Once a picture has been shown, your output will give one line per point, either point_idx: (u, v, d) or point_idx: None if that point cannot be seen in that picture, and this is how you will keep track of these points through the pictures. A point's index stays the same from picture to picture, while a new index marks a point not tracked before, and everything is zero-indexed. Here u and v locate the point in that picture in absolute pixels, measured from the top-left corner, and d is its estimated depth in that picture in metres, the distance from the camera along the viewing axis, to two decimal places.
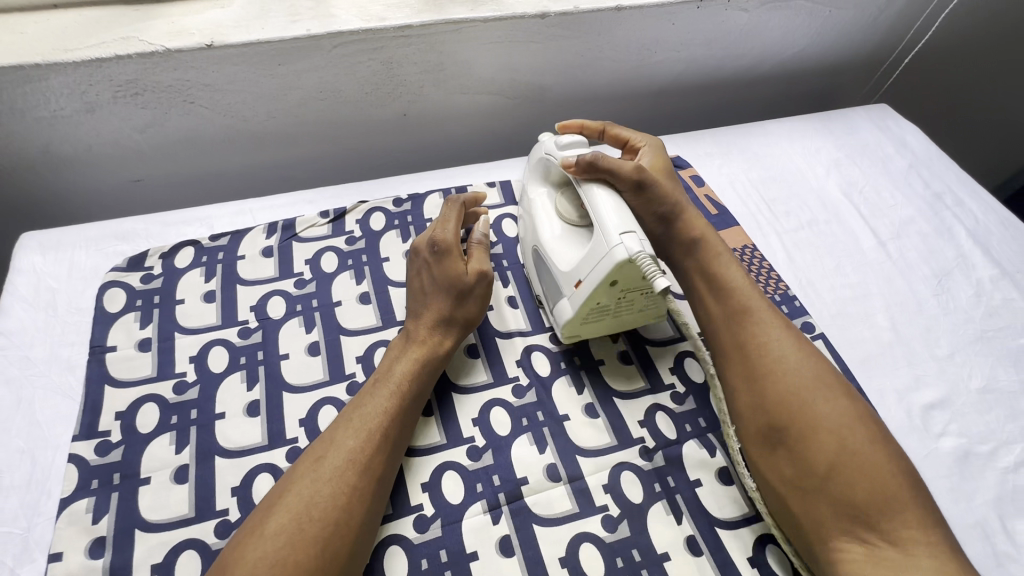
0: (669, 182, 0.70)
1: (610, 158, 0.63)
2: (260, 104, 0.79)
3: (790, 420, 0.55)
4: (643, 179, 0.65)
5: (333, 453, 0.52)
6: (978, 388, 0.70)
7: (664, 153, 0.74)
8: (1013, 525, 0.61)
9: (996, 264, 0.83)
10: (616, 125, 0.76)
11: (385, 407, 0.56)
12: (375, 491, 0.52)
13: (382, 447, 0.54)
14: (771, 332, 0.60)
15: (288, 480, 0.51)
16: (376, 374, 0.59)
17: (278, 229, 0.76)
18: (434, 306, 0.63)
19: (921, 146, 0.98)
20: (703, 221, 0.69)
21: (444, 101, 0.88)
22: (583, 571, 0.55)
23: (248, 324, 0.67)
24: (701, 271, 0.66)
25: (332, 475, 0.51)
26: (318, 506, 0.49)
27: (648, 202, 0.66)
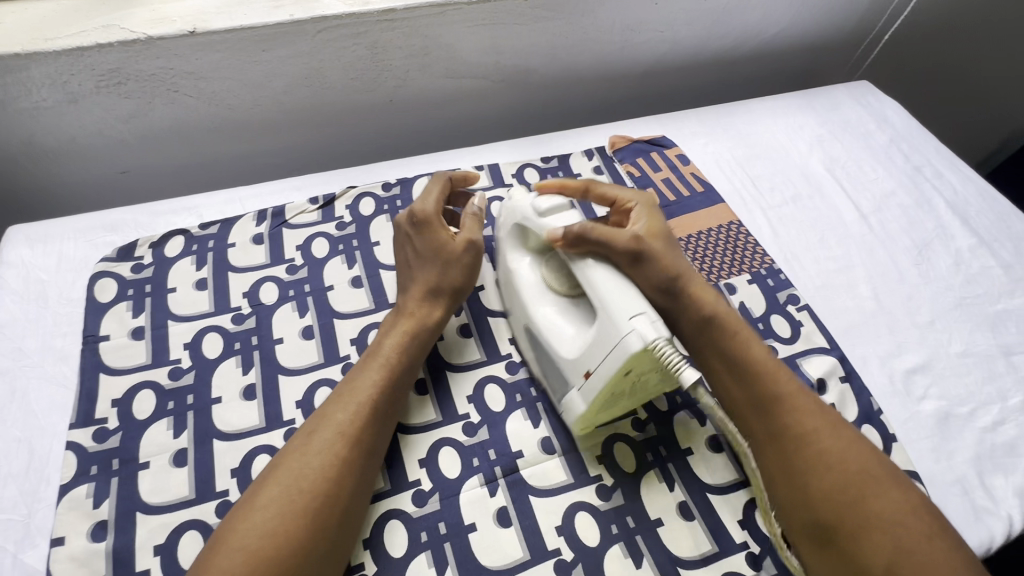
0: (670, 245, 0.62)
1: (601, 229, 0.57)
2: (245, 91, 0.79)
3: (839, 515, 0.51)
4: (639, 250, 0.59)
5: (324, 428, 0.53)
6: (958, 353, 0.73)
7: (658, 213, 0.65)
8: (991, 481, 0.63)
9: (975, 234, 0.85)
10: (597, 182, 0.66)
11: (376, 383, 0.57)
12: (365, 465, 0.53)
13: (372, 422, 0.55)
14: (809, 419, 0.56)
15: (281, 455, 0.52)
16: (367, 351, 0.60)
17: (267, 216, 0.76)
18: (418, 278, 0.63)
19: (901, 122, 1.00)
20: (713, 291, 0.63)
21: (429, 85, 0.88)
22: (579, 538, 0.56)
23: (241, 310, 0.68)
24: (720, 353, 0.60)
25: (323, 448, 0.51)
26: (310, 480, 0.50)
27: (649, 276, 0.60)
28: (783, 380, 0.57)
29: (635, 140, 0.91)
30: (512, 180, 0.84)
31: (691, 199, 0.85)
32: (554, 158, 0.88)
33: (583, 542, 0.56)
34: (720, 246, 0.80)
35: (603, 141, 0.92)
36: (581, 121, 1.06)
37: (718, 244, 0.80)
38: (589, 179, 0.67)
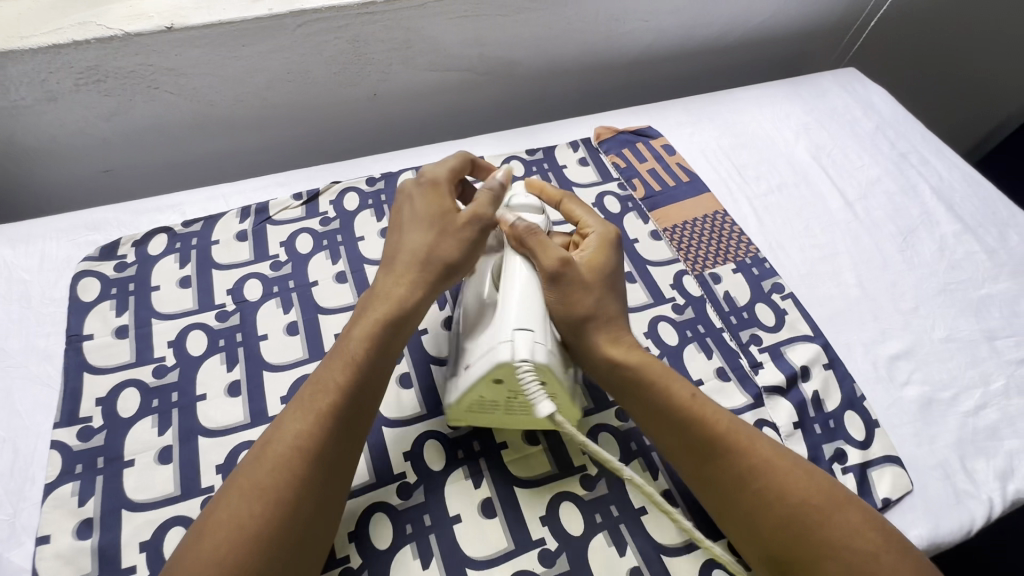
0: (598, 283, 0.58)
1: (540, 237, 0.56)
2: (227, 87, 0.78)
3: (791, 549, 0.48)
4: (563, 274, 0.55)
5: (279, 439, 0.48)
6: (941, 338, 0.73)
7: (612, 250, 0.61)
8: (973, 465, 0.63)
9: (959, 220, 0.85)
10: (574, 202, 0.64)
11: (338, 383, 0.51)
12: (326, 481, 0.48)
13: (332, 431, 0.49)
14: (742, 453, 0.52)
15: (235, 469, 0.48)
16: (339, 341, 0.54)
17: (251, 213, 0.76)
18: (411, 246, 0.57)
19: (888, 108, 1.00)
20: (627, 339, 0.58)
21: (413, 79, 0.87)
22: (563, 527, 0.57)
23: (225, 307, 0.68)
24: (638, 397, 0.55)
25: (276, 462, 0.47)
26: (261, 499, 0.45)
27: (563, 306, 0.55)
28: (707, 417, 0.53)
29: (620, 131, 0.90)
30: None
31: (676, 189, 0.85)
32: (539, 150, 0.87)
33: (567, 532, 0.56)
34: (705, 235, 0.80)
35: (589, 132, 0.92)
36: (568, 113, 1.05)
37: (704, 233, 0.80)
38: (567, 194, 0.65)
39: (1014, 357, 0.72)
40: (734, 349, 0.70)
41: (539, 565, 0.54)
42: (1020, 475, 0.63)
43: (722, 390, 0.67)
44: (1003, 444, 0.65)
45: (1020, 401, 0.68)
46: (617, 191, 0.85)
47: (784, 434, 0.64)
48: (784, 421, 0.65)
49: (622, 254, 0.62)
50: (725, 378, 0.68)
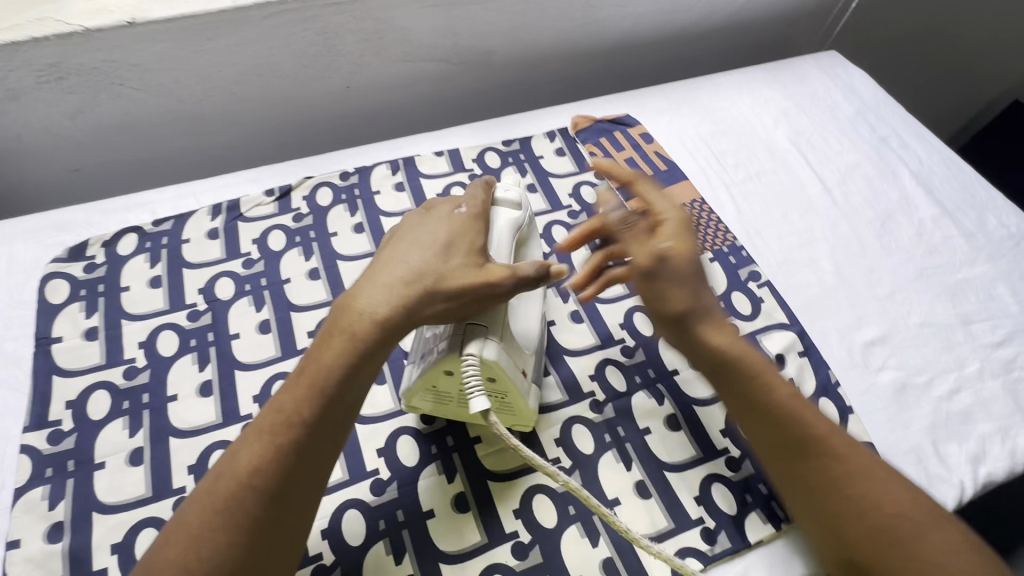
0: (694, 272, 0.58)
1: (636, 234, 0.60)
2: (195, 82, 0.77)
3: (878, 553, 0.46)
4: (659, 265, 0.58)
5: (233, 473, 0.46)
6: (917, 323, 0.73)
7: (689, 232, 0.60)
8: (946, 450, 0.64)
9: (938, 204, 0.85)
10: (645, 181, 0.64)
11: (300, 415, 0.48)
12: (283, 520, 0.46)
13: (289, 468, 0.47)
14: (838, 457, 0.50)
15: (190, 500, 0.46)
16: (307, 361, 0.50)
17: (222, 210, 0.75)
18: (417, 263, 0.52)
19: (869, 92, 0.99)
20: (729, 327, 0.58)
21: (387, 70, 0.86)
22: (536, 520, 0.57)
23: (196, 307, 0.67)
24: (733, 390, 0.55)
25: (228, 499, 0.45)
26: (211, 541, 0.43)
27: (659, 296, 0.58)
28: (808, 416, 0.52)
29: (597, 120, 0.90)
30: (472, 165, 0.83)
31: (654, 178, 0.84)
32: (516, 141, 0.86)
33: (540, 524, 0.57)
34: None
35: (566, 121, 0.91)
36: (548, 101, 1.04)
37: None
38: (638, 176, 0.64)
39: (990, 341, 0.72)
40: None
41: (511, 558, 0.55)
42: (992, 458, 0.64)
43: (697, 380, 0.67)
44: (976, 428, 0.65)
45: (994, 385, 0.69)
46: (594, 181, 0.84)
47: None
48: None
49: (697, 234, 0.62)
50: None
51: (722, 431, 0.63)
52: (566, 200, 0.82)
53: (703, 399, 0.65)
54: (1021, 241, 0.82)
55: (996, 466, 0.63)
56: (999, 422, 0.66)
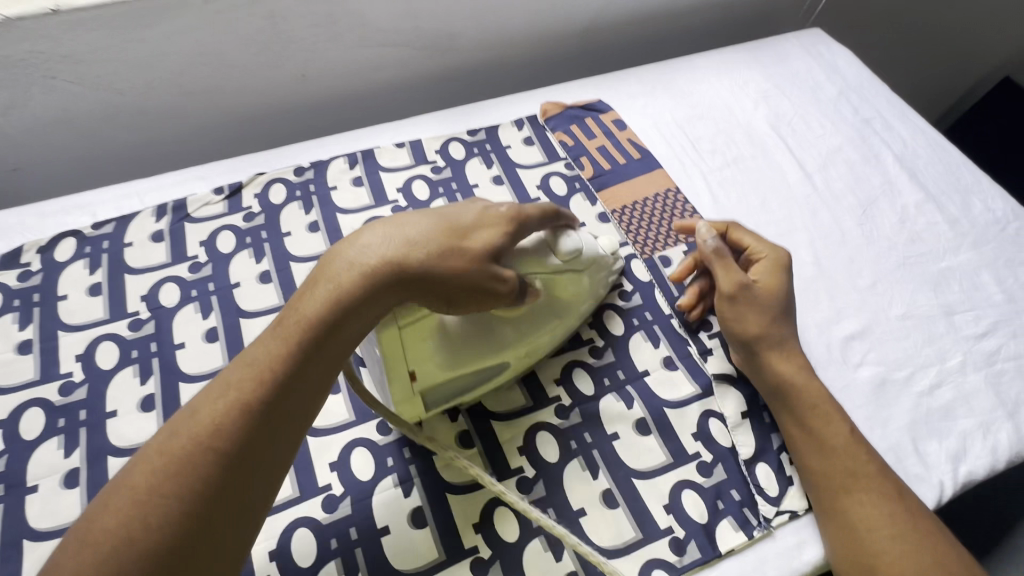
0: (773, 302, 0.62)
1: (725, 260, 0.63)
2: (135, 74, 0.72)
3: None
4: (736, 295, 0.62)
5: (190, 429, 0.40)
6: (898, 315, 0.70)
7: (784, 274, 0.64)
8: (925, 448, 0.61)
9: (922, 189, 0.81)
10: (740, 228, 0.68)
11: (272, 370, 0.43)
12: (243, 490, 0.40)
13: (256, 430, 0.41)
14: (886, 503, 0.52)
15: (136, 458, 0.40)
16: (286, 314, 0.45)
17: (168, 211, 0.70)
18: (423, 221, 0.48)
19: (853, 73, 0.95)
20: (801, 358, 0.61)
21: (345, 56, 0.81)
22: (497, 534, 0.54)
23: (139, 315, 0.63)
24: (793, 413, 0.58)
25: (184, 459, 0.39)
26: (160, 507, 0.37)
27: (736, 323, 0.62)
28: (866, 458, 0.55)
29: (568, 106, 0.85)
30: (435, 157, 0.79)
31: (627, 167, 0.80)
32: (482, 130, 0.82)
33: (501, 538, 0.54)
34: (656, 215, 0.76)
35: (535, 108, 0.86)
36: (520, 86, 0.99)
37: (654, 213, 0.76)
38: (733, 223, 0.69)
39: (973, 332, 0.69)
40: (682, 336, 0.67)
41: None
42: (973, 456, 0.61)
43: (669, 381, 0.64)
44: (956, 424, 0.63)
45: (976, 378, 0.66)
46: (564, 171, 0.80)
47: (732, 424, 0.61)
48: (732, 411, 0.62)
49: (792, 275, 0.65)
50: (673, 368, 0.65)
51: (694, 434, 0.61)
52: (534, 192, 0.77)
53: (674, 402, 0.62)
54: (1007, 226, 0.79)
55: (977, 464, 0.61)
56: (981, 417, 0.64)
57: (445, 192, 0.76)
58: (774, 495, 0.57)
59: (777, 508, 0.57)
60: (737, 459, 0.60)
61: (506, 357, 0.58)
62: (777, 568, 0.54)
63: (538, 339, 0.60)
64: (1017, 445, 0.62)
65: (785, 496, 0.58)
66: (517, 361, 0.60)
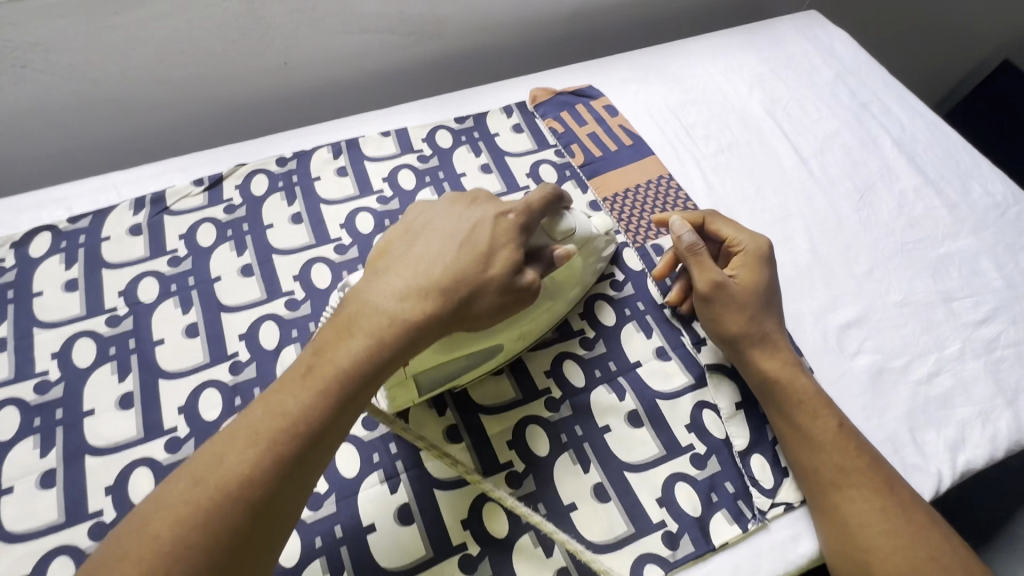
0: (753, 298, 0.61)
1: (700, 257, 0.61)
2: (108, 62, 0.70)
3: None
4: (713, 296, 0.60)
5: (218, 478, 0.39)
6: (895, 303, 0.69)
7: (763, 266, 0.62)
8: (923, 437, 0.60)
9: (920, 173, 0.80)
10: (717, 218, 0.65)
11: (306, 420, 0.42)
12: (269, 539, 0.40)
13: (287, 481, 0.40)
14: (879, 498, 0.51)
15: (154, 503, 0.39)
16: (317, 356, 0.44)
17: (146, 203, 0.68)
18: (456, 263, 0.48)
19: (850, 55, 0.93)
20: (786, 353, 0.59)
21: (327, 43, 0.79)
22: (486, 530, 0.53)
23: (116, 311, 0.62)
24: (779, 408, 0.57)
25: (211, 511, 0.38)
26: (187, 561, 0.37)
27: (716, 323, 0.60)
28: (857, 453, 0.54)
29: (558, 92, 0.83)
30: (422, 146, 0.77)
31: (618, 154, 0.78)
32: (469, 118, 0.80)
33: (490, 535, 0.53)
34: (648, 203, 0.74)
35: (524, 95, 0.84)
36: (510, 72, 0.97)
37: (647, 200, 0.74)
38: (709, 212, 0.66)
39: (972, 319, 0.68)
40: (675, 326, 0.66)
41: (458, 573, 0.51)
42: (971, 445, 0.60)
43: (662, 371, 0.62)
44: (955, 413, 0.62)
45: (975, 366, 0.65)
46: (554, 158, 0.78)
47: (726, 415, 0.60)
48: (726, 402, 0.60)
49: (773, 266, 0.63)
50: (666, 358, 0.63)
51: (687, 426, 0.59)
52: (523, 180, 0.76)
53: (667, 393, 0.61)
54: (1006, 210, 0.77)
55: (975, 453, 0.60)
56: (980, 405, 0.62)
57: (431, 180, 0.74)
58: (769, 487, 0.56)
59: (772, 501, 0.56)
60: (731, 451, 0.58)
61: (501, 339, 0.57)
62: (772, 562, 0.53)
63: (534, 321, 0.59)
64: (1017, 433, 0.61)
65: (780, 488, 0.56)
66: (512, 343, 0.59)
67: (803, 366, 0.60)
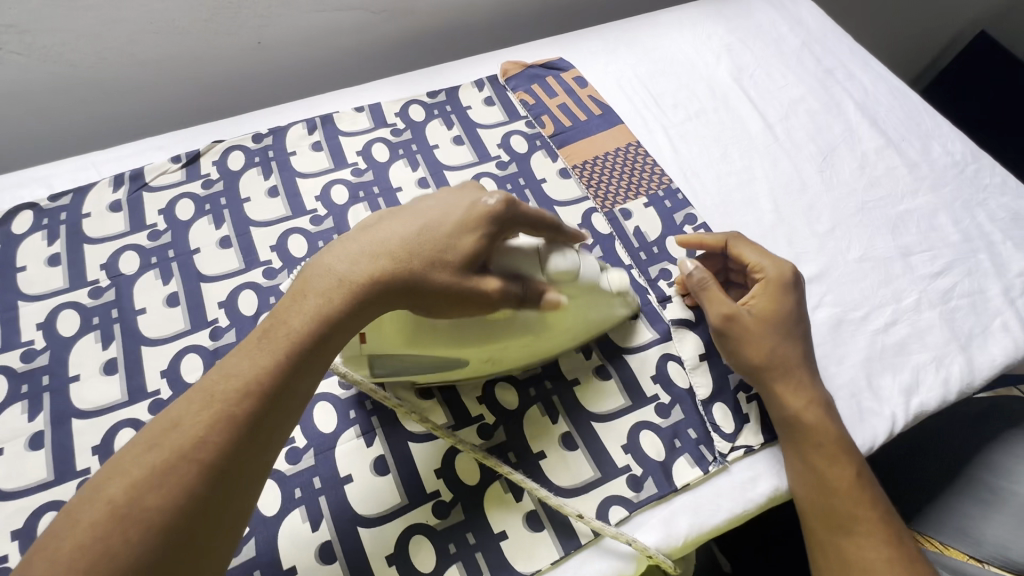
0: (771, 329, 0.59)
1: (710, 290, 0.61)
2: (84, 43, 0.71)
3: None
4: (727, 329, 0.59)
5: (172, 442, 0.40)
6: (856, 259, 0.71)
7: (786, 294, 0.60)
8: (879, 383, 0.63)
9: (883, 134, 0.82)
10: (741, 244, 0.63)
11: (258, 382, 0.43)
12: (226, 505, 0.40)
13: (240, 442, 0.41)
14: (882, 548, 0.51)
15: (109, 468, 0.40)
16: (271, 325, 0.46)
17: (125, 180, 0.70)
18: (411, 236, 0.49)
19: (817, 24, 0.94)
20: (811, 391, 0.57)
21: (300, 22, 0.80)
22: (459, 479, 0.55)
23: (99, 283, 0.64)
24: (794, 448, 0.56)
25: (164, 473, 0.39)
26: (140, 522, 0.37)
27: (733, 354, 0.59)
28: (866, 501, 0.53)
29: (528, 65, 0.85)
30: (395, 120, 0.78)
31: (588, 124, 0.80)
32: (441, 92, 0.81)
33: (463, 482, 0.55)
34: (617, 170, 0.76)
35: (496, 69, 0.86)
36: (483, 49, 0.99)
37: (615, 168, 0.76)
38: (733, 237, 0.64)
39: (929, 272, 0.70)
40: (642, 285, 0.68)
41: (432, 518, 0.54)
42: (925, 388, 0.63)
43: (627, 328, 0.65)
44: (910, 359, 0.65)
45: (931, 315, 0.67)
46: (525, 129, 0.80)
47: (689, 366, 0.62)
48: (691, 354, 0.63)
49: (798, 292, 0.61)
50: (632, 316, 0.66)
51: (653, 377, 0.62)
52: (494, 151, 0.77)
53: (634, 348, 0.63)
54: (965, 168, 0.79)
55: (928, 396, 0.63)
56: (934, 352, 0.65)
57: (405, 153, 0.76)
58: (730, 432, 0.59)
59: (732, 444, 0.58)
60: (694, 400, 0.61)
61: (467, 355, 0.56)
62: (732, 501, 0.56)
63: (505, 349, 0.56)
64: (968, 377, 0.64)
65: (740, 433, 0.59)
66: (478, 364, 0.58)
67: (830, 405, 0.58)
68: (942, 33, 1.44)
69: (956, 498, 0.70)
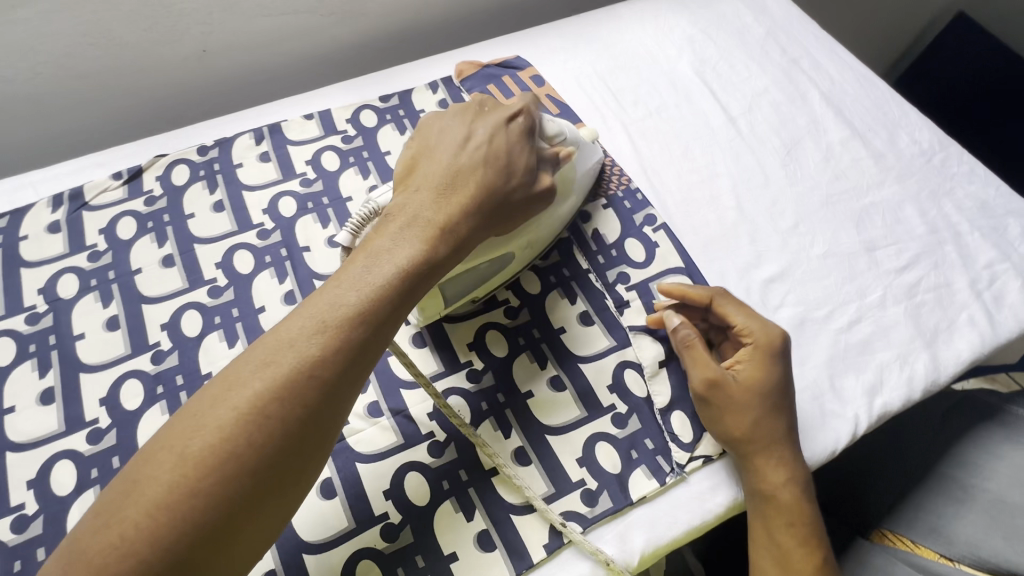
0: (757, 397, 0.56)
1: (694, 351, 0.57)
2: (15, 58, 0.68)
3: None
4: (710, 393, 0.56)
5: (292, 357, 0.40)
6: (820, 255, 0.69)
7: (775, 359, 0.57)
8: (843, 383, 0.61)
9: (848, 125, 0.80)
10: (727, 303, 0.60)
11: (375, 304, 0.43)
12: (332, 427, 0.41)
13: (355, 360, 0.42)
14: None
15: (228, 379, 0.39)
16: (375, 249, 0.46)
17: (64, 200, 0.68)
18: (484, 164, 0.53)
19: (782, 12, 0.92)
20: (793, 467, 0.55)
21: (245, 27, 0.77)
22: (408, 500, 0.54)
23: (36, 309, 0.61)
24: (762, 522, 0.55)
25: (284, 388, 0.39)
26: (266, 429, 0.38)
27: (715, 421, 0.56)
28: None
29: (484, 65, 0.82)
30: (346, 126, 0.76)
31: None
32: (394, 96, 0.79)
33: (412, 504, 0.54)
34: None
35: (451, 70, 0.83)
36: (442, 48, 0.96)
37: None
38: (719, 292, 0.60)
39: (894, 266, 0.69)
40: (599, 290, 0.66)
41: (381, 542, 0.52)
42: (889, 388, 0.62)
43: (584, 336, 0.63)
44: (875, 358, 0.63)
45: (895, 312, 0.66)
46: None
47: (648, 374, 0.61)
48: (650, 360, 0.61)
49: (785, 358, 0.58)
50: (589, 323, 0.64)
51: (610, 387, 0.60)
52: None
53: (591, 357, 0.62)
54: (931, 157, 0.78)
55: (893, 395, 0.61)
56: (899, 349, 0.64)
57: (356, 161, 0.74)
58: (688, 441, 0.57)
59: (690, 454, 0.57)
60: (652, 409, 0.59)
61: (513, 247, 0.60)
62: (689, 512, 0.55)
63: (543, 227, 0.63)
64: (933, 374, 0.63)
65: (699, 442, 0.58)
66: (521, 254, 0.63)
67: (808, 481, 0.56)
68: (916, 18, 1.42)
69: (928, 496, 0.69)
